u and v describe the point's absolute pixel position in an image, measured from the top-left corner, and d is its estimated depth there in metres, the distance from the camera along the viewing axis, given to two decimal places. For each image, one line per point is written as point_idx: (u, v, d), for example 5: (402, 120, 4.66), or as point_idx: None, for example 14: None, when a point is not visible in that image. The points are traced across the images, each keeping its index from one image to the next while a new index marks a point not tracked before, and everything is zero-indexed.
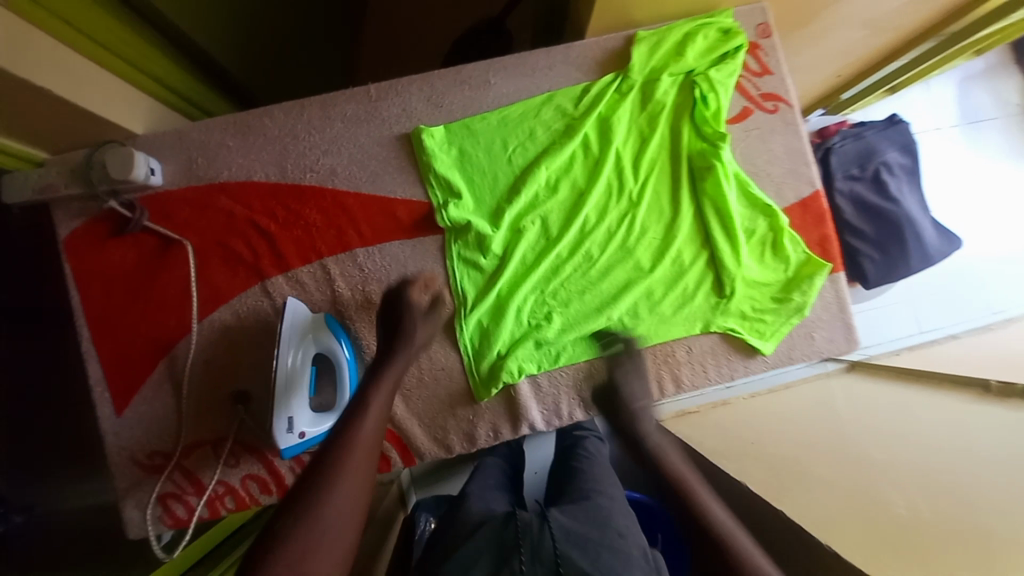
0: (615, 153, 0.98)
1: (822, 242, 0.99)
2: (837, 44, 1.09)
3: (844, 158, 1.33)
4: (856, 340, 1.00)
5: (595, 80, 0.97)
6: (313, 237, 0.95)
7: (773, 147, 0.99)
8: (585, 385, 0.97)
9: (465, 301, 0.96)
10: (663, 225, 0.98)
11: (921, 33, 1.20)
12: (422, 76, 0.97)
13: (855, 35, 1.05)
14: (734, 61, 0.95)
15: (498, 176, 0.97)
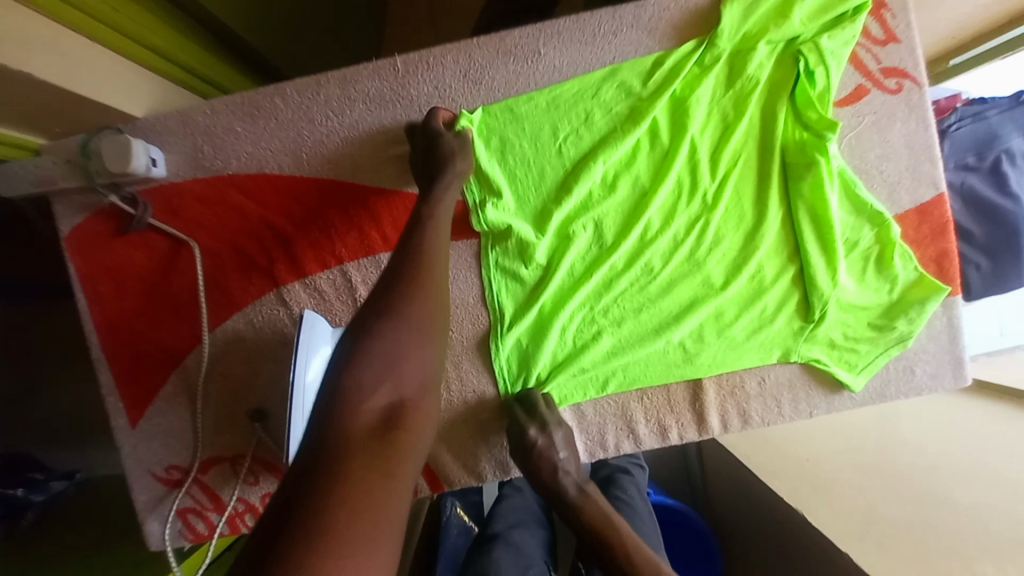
0: (693, 137, 0.81)
1: (939, 259, 0.81)
2: None
3: (957, 144, 1.10)
4: (967, 379, 0.83)
5: (669, 50, 0.79)
6: (333, 238, 0.83)
7: (890, 138, 0.80)
8: (635, 416, 0.86)
9: (502, 317, 0.84)
10: (744, 231, 0.82)
11: None
12: (459, 45, 0.81)
13: None
14: (852, 25, 0.75)
15: (545, 171, 0.82)
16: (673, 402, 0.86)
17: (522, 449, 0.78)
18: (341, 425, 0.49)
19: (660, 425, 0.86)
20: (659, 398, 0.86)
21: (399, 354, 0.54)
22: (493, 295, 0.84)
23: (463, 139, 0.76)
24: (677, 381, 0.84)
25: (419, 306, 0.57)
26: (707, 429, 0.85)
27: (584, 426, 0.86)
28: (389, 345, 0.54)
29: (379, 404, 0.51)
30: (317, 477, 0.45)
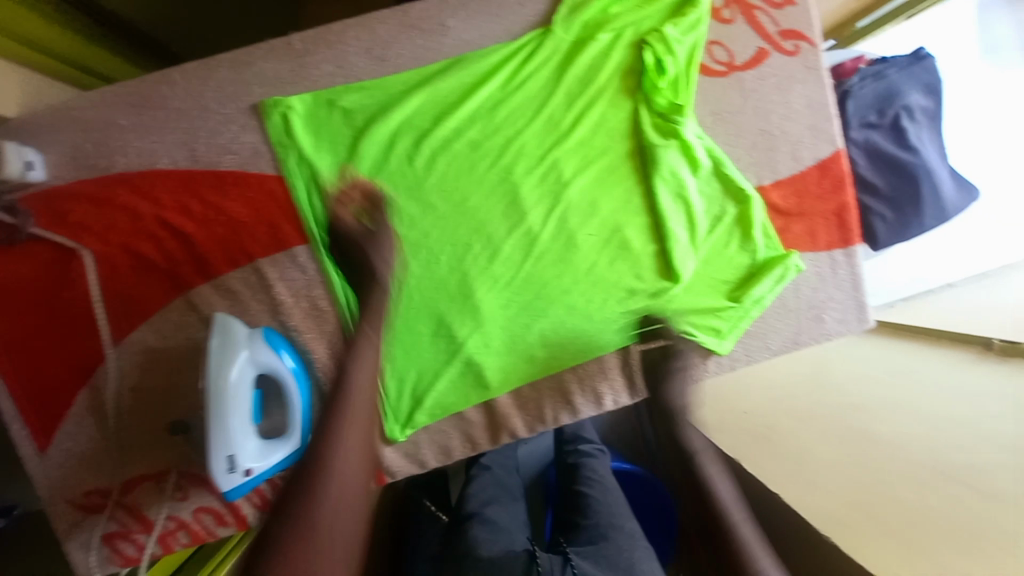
0: (540, 129, 0.81)
1: (840, 212, 0.86)
2: None
3: (860, 104, 1.16)
4: (868, 321, 0.89)
5: (507, 41, 0.79)
6: (239, 234, 0.79)
7: (791, 99, 0.83)
8: (569, 386, 0.88)
9: (358, 325, 0.81)
10: (616, 211, 0.84)
11: None
12: (359, 21, 0.77)
13: None
14: (695, 11, 0.78)
15: (390, 169, 0.79)
16: (606, 369, 0.88)
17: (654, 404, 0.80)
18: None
19: (596, 392, 0.88)
20: (592, 366, 0.88)
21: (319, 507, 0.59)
22: (343, 299, 0.81)
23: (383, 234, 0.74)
24: (556, 370, 0.87)
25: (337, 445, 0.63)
26: (638, 392, 0.89)
27: (521, 402, 0.87)
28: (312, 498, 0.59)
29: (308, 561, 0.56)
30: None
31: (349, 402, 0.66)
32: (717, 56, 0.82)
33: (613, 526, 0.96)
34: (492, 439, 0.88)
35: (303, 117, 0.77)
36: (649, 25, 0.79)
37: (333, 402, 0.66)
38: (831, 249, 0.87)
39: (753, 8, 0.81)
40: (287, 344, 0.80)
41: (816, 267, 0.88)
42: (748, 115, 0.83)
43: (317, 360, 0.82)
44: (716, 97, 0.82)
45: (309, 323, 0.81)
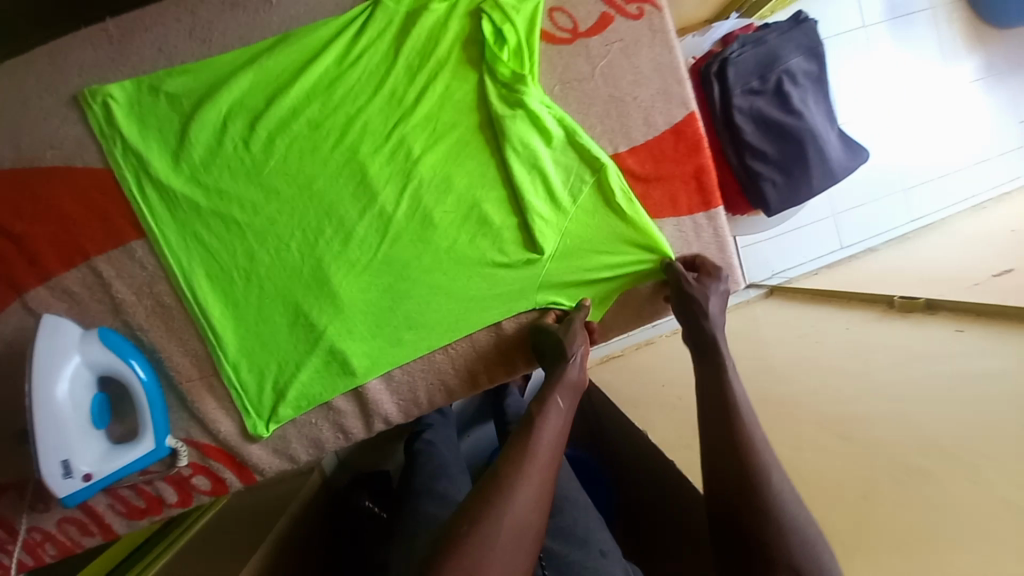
0: (382, 105, 0.79)
1: (698, 174, 0.86)
2: None
3: (743, 70, 1.17)
4: (737, 283, 0.91)
5: (337, 16, 0.77)
6: (71, 232, 0.76)
7: (640, 64, 0.83)
8: (443, 368, 0.87)
9: (209, 319, 0.79)
10: (471, 186, 0.82)
11: None
12: (176, 1, 0.74)
13: None
14: None
15: (226, 154, 0.77)
16: (478, 348, 0.87)
17: (688, 311, 0.82)
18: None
19: (470, 371, 0.88)
20: (463, 346, 0.87)
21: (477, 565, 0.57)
22: (188, 291, 0.78)
23: (570, 326, 0.81)
24: (428, 351, 0.85)
25: (509, 499, 0.62)
26: (513, 367, 0.90)
27: (392, 388, 0.86)
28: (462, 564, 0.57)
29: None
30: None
31: (537, 460, 0.66)
32: (560, 23, 0.81)
33: (566, 497, 0.91)
34: (365, 427, 0.87)
35: (123, 105, 0.74)
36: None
37: (522, 448, 0.67)
38: (693, 213, 0.88)
39: None
40: (132, 342, 0.78)
41: (680, 231, 0.89)
42: (597, 82, 0.83)
43: (170, 361, 0.80)
44: (564, 65, 0.82)
45: (154, 320, 0.79)
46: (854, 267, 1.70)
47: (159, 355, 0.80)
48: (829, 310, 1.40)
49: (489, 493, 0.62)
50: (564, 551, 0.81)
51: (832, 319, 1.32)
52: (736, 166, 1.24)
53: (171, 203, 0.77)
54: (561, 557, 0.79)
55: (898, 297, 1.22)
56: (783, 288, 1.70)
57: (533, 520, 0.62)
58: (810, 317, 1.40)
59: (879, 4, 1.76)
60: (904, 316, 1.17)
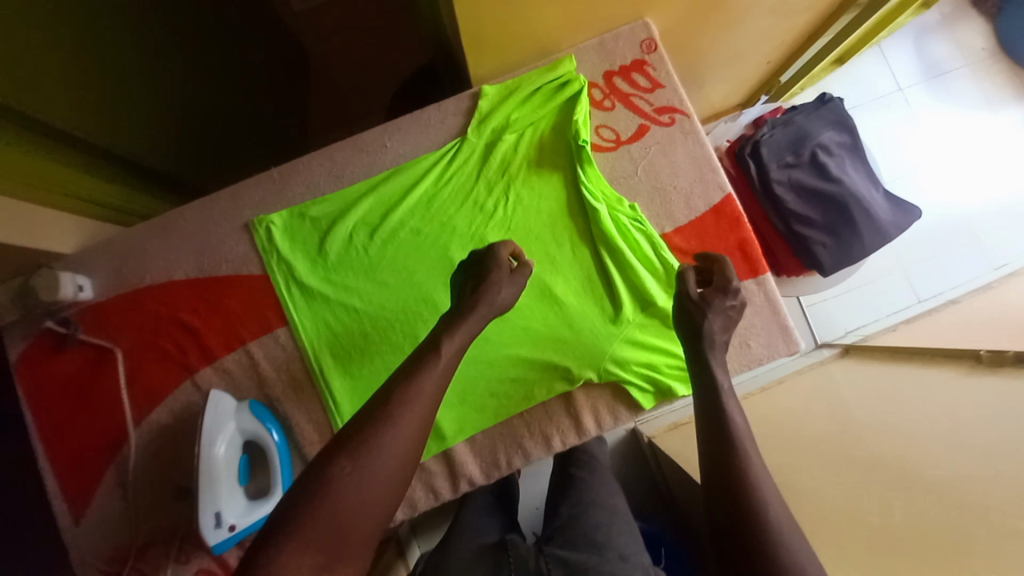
0: (467, 212, 0.99)
1: (741, 247, 0.97)
2: (749, 37, 1.13)
3: (775, 149, 1.29)
4: (797, 343, 0.96)
5: (434, 150, 1.00)
6: (234, 324, 0.99)
7: (676, 160, 0.99)
8: (523, 431, 0.96)
9: (330, 391, 0.96)
10: (542, 272, 0.97)
11: (825, 21, 1.23)
12: (320, 152, 1.00)
13: (762, 25, 1.08)
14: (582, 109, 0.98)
15: (351, 258, 0.98)
16: (551, 414, 0.97)
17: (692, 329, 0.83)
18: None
19: (544, 436, 0.96)
20: (538, 412, 0.97)
21: (341, 496, 0.57)
22: (315, 368, 0.97)
23: (501, 274, 0.79)
24: (509, 417, 0.96)
25: (386, 438, 0.61)
26: (584, 432, 0.96)
27: (476, 450, 0.96)
28: (315, 497, 0.57)
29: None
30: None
31: (414, 410, 0.63)
32: (606, 135, 1.01)
33: (593, 502, 0.99)
34: (452, 487, 0.96)
35: (279, 228, 0.99)
36: (547, 125, 1.00)
37: (401, 389, 0.65)
38: (741, 279, 0.97)
39: (629, 94, 1.01)
40: (271, 413, 0.96)
41: None
42: (639, 178, 1.00)
43: (298, 427, 0.97)
44: (612, 167, 1.01)
45: (288, 393, 0.98)
46: (934, 317, 1.61)
47: (290, 422, 0.98)
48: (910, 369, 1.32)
49: (368, 425, 0.61)
50: (580, 560, 0.89)
51: (914, 377, 1.26)
52: (782, 231, 1.30)
53: (309, 298, 0.97)
54: (575, 566, 0.88)
55: (985, 352, 1.15)
56: (858, 345, 1.63)
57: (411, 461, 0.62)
58: (890, 376, 1.33)
59: (910, 68, 1.85)
60: (996, 372, 1.10)
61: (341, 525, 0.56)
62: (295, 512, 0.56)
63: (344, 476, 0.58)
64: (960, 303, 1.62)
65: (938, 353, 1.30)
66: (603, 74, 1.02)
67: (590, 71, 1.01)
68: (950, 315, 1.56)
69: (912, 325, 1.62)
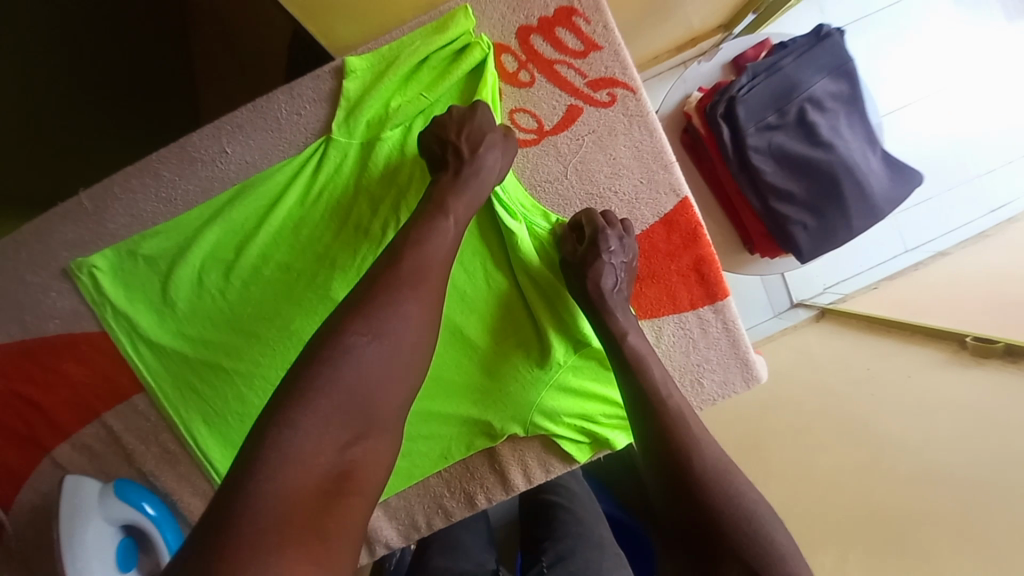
0: (347, 239, 0.76)
1: (698, 265, 0.77)
2: None
3: (754, 106, 1.03)
4: (757, 378, 0.80)
5: (293, 156, 0.75)
6: (84, 393, 0.82)
7: (616, 154, 0.75)
8: (443, 491, 0.84)
9: (211, 461, 0.82)
10: (450, 310, 0.78)
11: None
12: (140, 167, 0.76)
13: None
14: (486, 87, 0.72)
15: (206, 305, 0.77)
16: (473, 470, 0.83)
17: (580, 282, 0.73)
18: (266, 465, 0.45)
19: (467, 494, 0.84)
20: (459, 468, 0.83)
21: (354, 372, 0.50)
22: (187, 438, 0.81)
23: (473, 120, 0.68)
24: (426, 477, 0.83)
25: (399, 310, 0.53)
26: (513, 487, 0.83)
27: (390, 513, 0.84)
28: (324, 369, 0.49)
29: (360, 458, 0.50)
30: (221, 522, 0.43)
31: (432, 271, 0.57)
32: (524, 124, 0.76)
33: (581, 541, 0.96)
34: (368, 553, 0.86)
35: (108, 273, 0.78)
36: (444, 109, 0.74)
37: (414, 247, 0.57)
38: (697, 307, 0.79)
39: (553, 62, 0.74)
40: (147, 489, 0.83)
41: (684, 328, 0.79)
42: (569, 180, 0.77)
43: (182, 503, 0.85)
44: (533, 166, 0.76)
45: (163, 466, 0.84)
46: (922, 274, 1.43)
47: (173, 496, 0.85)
48: (887, 348, 1.16)
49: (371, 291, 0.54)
50: None
51: (890, 359, 1.11)
52: (758, 209, 1.08)
53: (164, 358, 0.79)
54: None
55: (971, 336, 1.00)
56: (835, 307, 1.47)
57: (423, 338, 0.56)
58: (869, 355, 1.17)
59: None
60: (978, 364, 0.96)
61: (360, 399, 0.50)
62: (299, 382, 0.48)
63: (363, 347, 0.51)
64: (950, 256, 1.44)
65: (920, 330, 1.14)
66: (517, 32, 0.73)
67: (498, 29, 0.73)
68: (936, 272, 1.40)
69: (895, 283, 1.46)
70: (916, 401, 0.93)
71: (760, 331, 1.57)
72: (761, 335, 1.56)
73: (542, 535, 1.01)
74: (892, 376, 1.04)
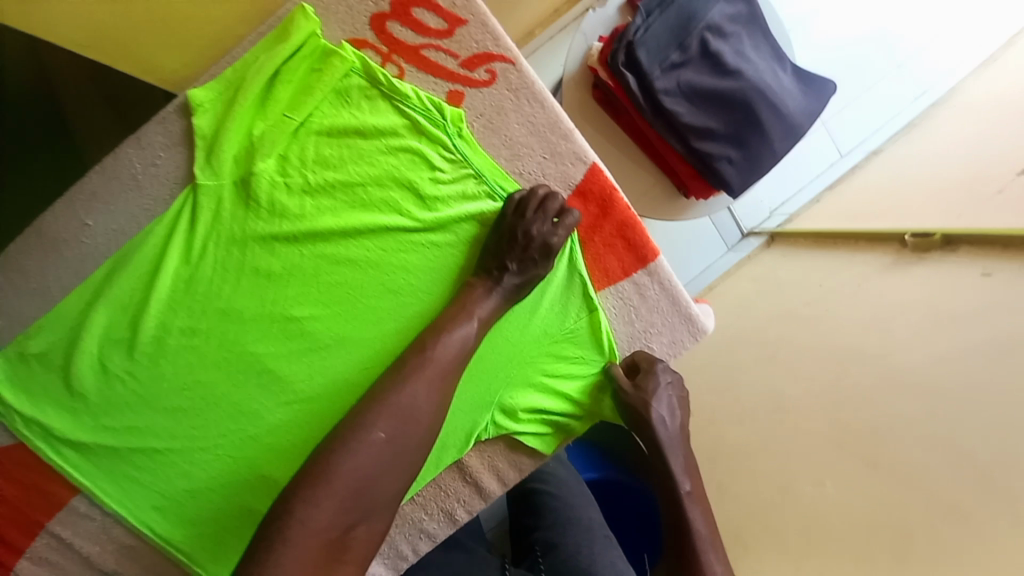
0: (249, 286, 0.69)
1: (624, 232, 0.74)
2: None
3: (655, 47, 0.98)
4: (704, 330, 0.80)
5: (164, 213, 0.68)
6: (14, 510, 0.76)
7: (512, 134, 0.70)
8: (425, 514, 0.81)
9: (172, 544, 0.77)
10: (380, 337, 0.72)
11: None
12: (3, 260, 0.69)
13: None
14: (355, 90, 0.67)
15: (118, 390, 0.71)
16: (446, 488, 0.81)
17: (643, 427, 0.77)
18: (285, 528, 0.56)
19: (446, 513, 0.81)
20: (431, 490, 0.81)
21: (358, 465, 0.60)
22: (140, 527, 0.76)
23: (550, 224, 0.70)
24: (399, 506, 0.80)
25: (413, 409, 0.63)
26: (488, 495, 0.81)
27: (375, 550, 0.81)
28: (337, 464, 0.59)
29: (359, 533, 0.60)
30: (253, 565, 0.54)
31: (438, 360, 0.65)
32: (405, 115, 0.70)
33: (574, 536, 0.92)
34: None
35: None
36: (314, 125, 0.67)
37: (434, 335, 0.67)
38: (632, 274, 0.77)
39: (418, 47, 0.68)
40: None
41: (623, 298, 0.77)
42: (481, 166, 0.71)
43: None
44: None
45: (125, 562, 0.79)
46: (858, 180, 1.43)
47: None
48: (837, 258, 1.14)
49: (387, 389, 0.63)
50: None
51: (842, 271, 1.08)
52: (683, 152, 1.04)
53: (91, 455, 0.74)
54: None
55: (909, 234, 0.98)
56: (783, 230, 1.45)
57: (425, 437, 0.64)
58: (817, 267, 1.16)
59: None
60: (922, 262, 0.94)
61: (361, 487, 0.60)
62: (325, 459, 0.60)
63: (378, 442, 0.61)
64: (884, 153, 1.43)
65: (864, 236, 1.12)
66: (370, 22, 0.67)
67: (348, 22, 0.67)
68: (877, 173, 1.39)
69: (837, 193, 1.45)
70: (871, 311, 0.93)
71: (716, 267, 1.53)
72: (716, 272, 1.52)
73: (531, 524, 0.97)
74: (845, 290, 1.02)
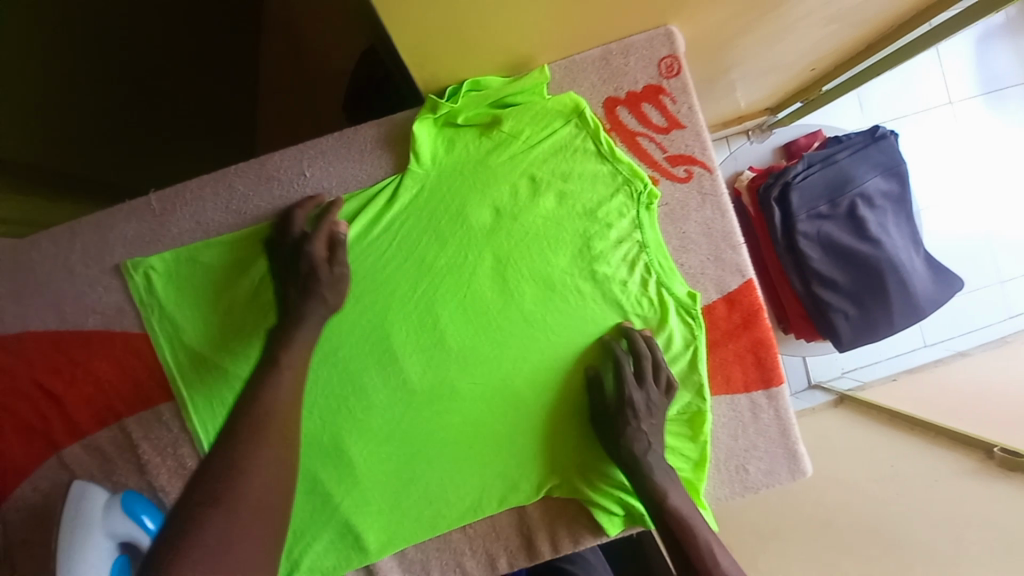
0: (411, 271, 0.76)
1: (755, 348, 0.79)
2: (799, 38, 0.90)
3: (808, 195, 1.05)
4: (803, 472, 0.81)
5: (369, 187, 0.77)
6: (107, 395, 0.78)
7: (688, 231, 0.78)
8: (465, 549, 0.81)
9: None
10: (500, 357, 0.77)
11: (881, 34, 0.99)
12: (216, 176, 0.77)
13: (821, 28, 0.88)
14: (569, 146, 0.76)
15: (258, 319, 0.76)
16: (498, 529, 0.81)
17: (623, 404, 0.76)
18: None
19: (488, 555, 0.82)
20: (483, 525, 0.81)
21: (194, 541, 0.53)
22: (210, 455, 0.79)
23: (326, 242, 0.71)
24: (449, 529, 0.80)
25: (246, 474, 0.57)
26: (536, 554, 0.81)
27: (406, 564, 0.82)
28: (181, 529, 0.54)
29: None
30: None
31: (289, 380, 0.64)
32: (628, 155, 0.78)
33: None
34: None
35: (151, 273, 0.77)
36: (527, 161, 0.76)
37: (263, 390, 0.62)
38: (751, 391, 0.80)
39: (636, 133, 0.78)
40: (154, 505, 0.79)
41: (736, 412, 0.80)
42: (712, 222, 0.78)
43: None
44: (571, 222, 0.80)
45: (175, 482, 0.80)
46: (938, 372, 1.37)
47: None
48: (905, 445, 1.11)
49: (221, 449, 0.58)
50: None
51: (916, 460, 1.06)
52: (800, 291, 1.08)
53: (204, 370, 0.78)
54: None
55: (998, 446, 0.96)
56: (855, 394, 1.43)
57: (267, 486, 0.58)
58: (883, 444, 1.14)
59: (971, 75, 1.52)
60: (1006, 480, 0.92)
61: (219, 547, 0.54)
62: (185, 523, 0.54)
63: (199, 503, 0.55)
64: (970, 356, 1.37)
65: (944, 434, 1.08)
66: (604, 101, 0.77)
67: (586, 96, 0.77)
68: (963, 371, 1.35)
69: (915, 377, 1.40)
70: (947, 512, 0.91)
71: None
72: None
73: None
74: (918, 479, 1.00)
